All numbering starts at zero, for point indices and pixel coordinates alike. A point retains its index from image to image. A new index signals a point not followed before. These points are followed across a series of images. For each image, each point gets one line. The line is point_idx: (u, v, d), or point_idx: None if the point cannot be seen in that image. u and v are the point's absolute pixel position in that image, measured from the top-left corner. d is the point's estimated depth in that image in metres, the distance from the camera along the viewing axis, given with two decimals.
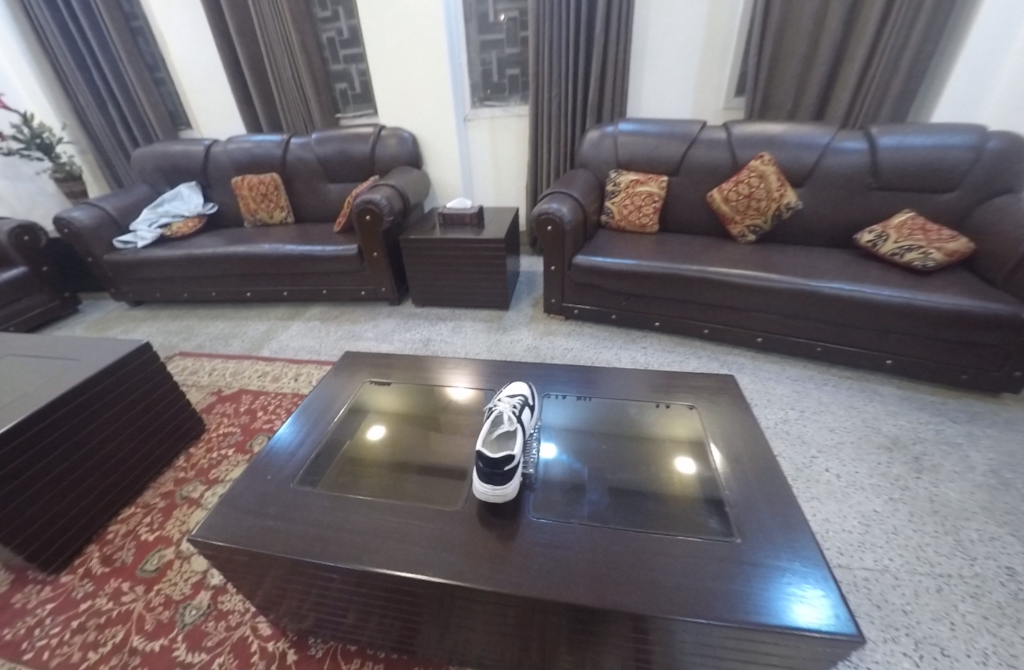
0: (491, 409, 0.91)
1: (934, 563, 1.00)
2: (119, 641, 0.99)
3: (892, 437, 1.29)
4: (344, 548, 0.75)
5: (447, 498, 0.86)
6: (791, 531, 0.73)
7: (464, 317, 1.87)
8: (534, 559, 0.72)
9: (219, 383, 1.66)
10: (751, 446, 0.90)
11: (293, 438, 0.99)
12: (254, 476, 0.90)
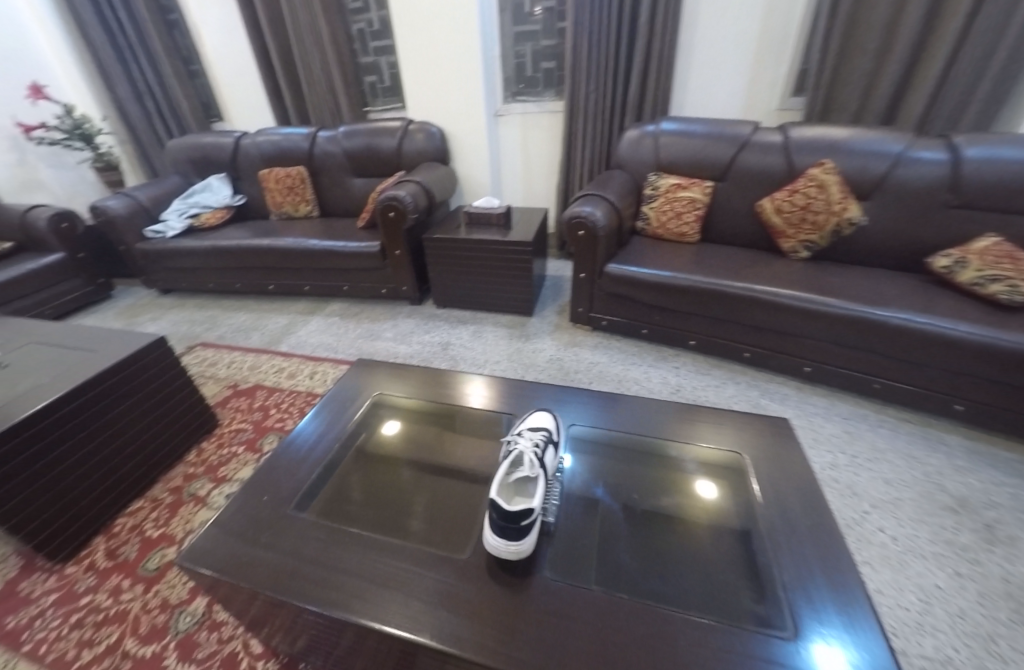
0: (510, 447, 0.82)
1: (1008, 661, 0.86)
2: (113, 643, 0.95)
3: (960, 498, 1.14)
4: (338, 595, 0.68)
5: (454, 541, 0.78)
6: (856, 634, 0.62)
7: (485, 321, 1.80)
8: (544, 637, 0.63)
9: (236, 377, 1.64)
10: (810, 509, 0.78)
11: (309, 441, 0.97)
12: (250, 494, 0.84)
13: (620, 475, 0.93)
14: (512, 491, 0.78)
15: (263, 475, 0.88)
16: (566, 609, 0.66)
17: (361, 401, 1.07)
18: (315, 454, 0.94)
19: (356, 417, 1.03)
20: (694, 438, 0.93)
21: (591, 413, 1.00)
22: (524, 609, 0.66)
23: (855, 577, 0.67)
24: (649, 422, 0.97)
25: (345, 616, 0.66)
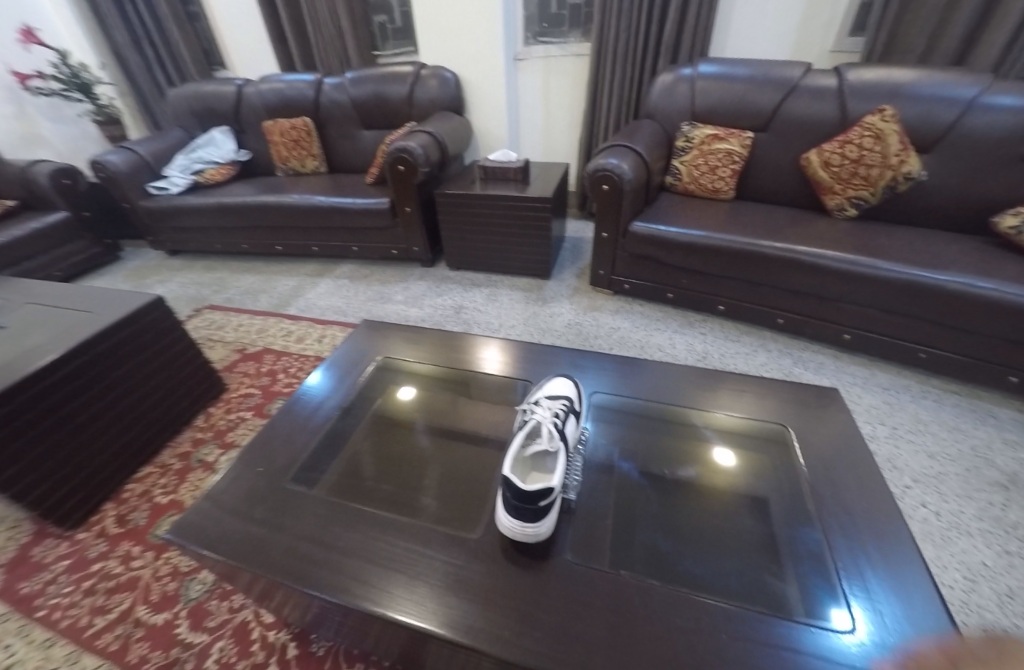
0: (526, 417, 0.75)
1: None
2: (125, 610, 0.94)
3: (1010, 474, 1.05)
4: (338, 574, 0.64)
5: (466, 518, 0.73)
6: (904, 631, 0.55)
7: (501, 284, 1.71)
8: (555, 620, 0.58)
9: (243, 341, 1.59)
10: (868, 490, 0.70)
11: (314, 402, 0.92)
12: (249, 462, 0.80)
13: (645, 448, 0.86)
14: (526, 463, 0.72)
15: (265, 439, 0.84)
16: (588, 592, 0.61)
17: (368, 363, 1.01)
18: (321, 417, 0.89)
19: (362, 378, 0.98)
20: (727, 406, 0.85)
21: (614, 382, 0.92)
22: (540, 595, 0.61)
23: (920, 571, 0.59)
24: (677, 390, 0.89)
25: (346, 599, 0.61)
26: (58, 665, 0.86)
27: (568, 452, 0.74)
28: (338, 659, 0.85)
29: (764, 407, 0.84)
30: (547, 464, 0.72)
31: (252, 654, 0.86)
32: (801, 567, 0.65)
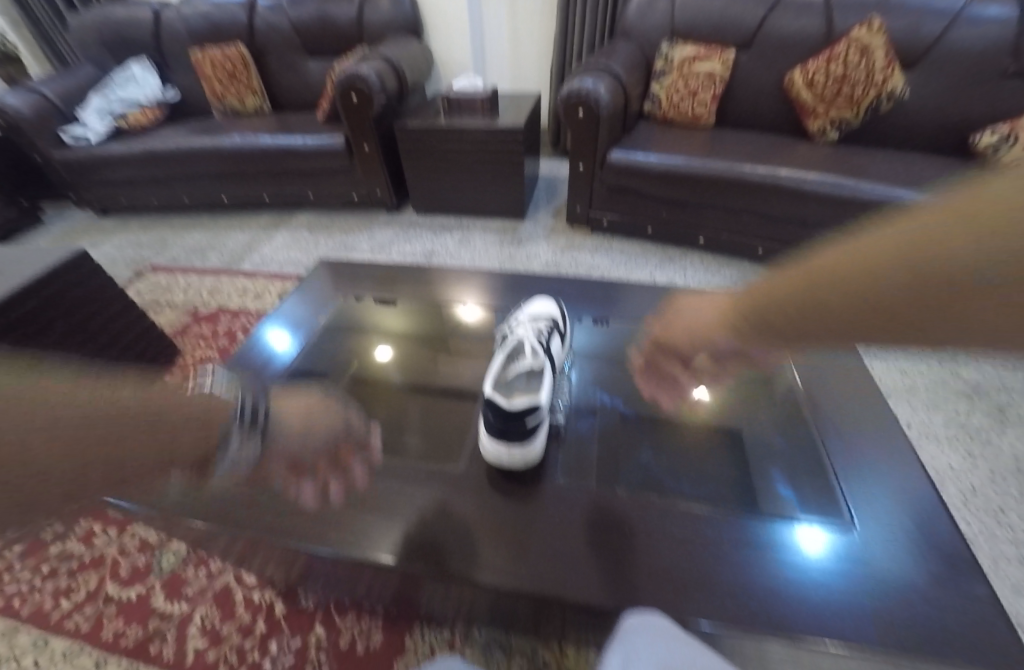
0: (508, 335, 0.72)
1: (1014, 528, 0.92)
2: (92, 590, 0.87)
3: (975, 386, 1.19)
4: (317, 524, 0.59)
5: (449, 450, 0.71)
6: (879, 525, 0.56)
7: (473, 227, 1.62)
8: (537, 539, 0.57)
9: (195, 302, 1.46)
10: (861, 411, 0.71)
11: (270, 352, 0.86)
12: (209, 410, 0.74)
13: (637, 387, 0.82)
14: (513, 384, 0.68)
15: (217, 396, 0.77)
16: (582, 515, 0.60)
17: (329, 310, 0.97)
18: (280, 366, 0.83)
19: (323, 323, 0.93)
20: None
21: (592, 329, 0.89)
22: (528, 523, 0.59)
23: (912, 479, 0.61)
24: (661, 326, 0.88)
25: (322, 548, 0.57)
26: (25, 654, 0.80)
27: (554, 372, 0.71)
28: (328, 612, 0.83)
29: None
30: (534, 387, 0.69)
31: (237, 616, 0.83)
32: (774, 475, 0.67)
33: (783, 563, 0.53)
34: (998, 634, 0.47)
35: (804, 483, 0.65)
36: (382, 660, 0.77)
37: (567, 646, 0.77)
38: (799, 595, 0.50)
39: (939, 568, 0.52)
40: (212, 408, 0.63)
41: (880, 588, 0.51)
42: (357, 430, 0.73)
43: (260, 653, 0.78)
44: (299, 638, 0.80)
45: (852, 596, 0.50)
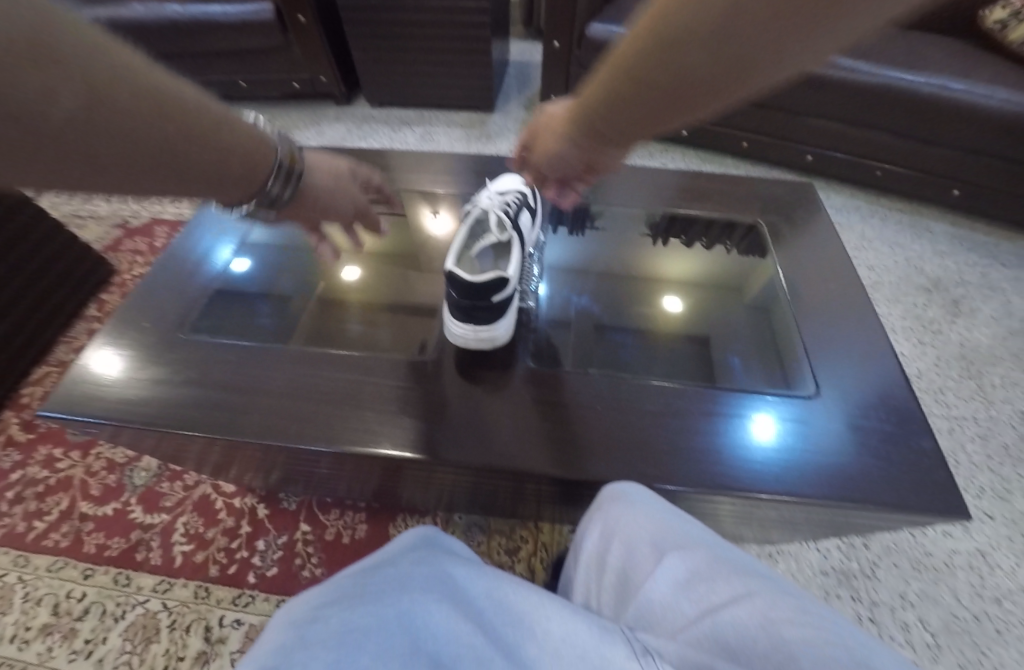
0: (473, 208, 0.69)
1: (952, 406, 1.00)
2: (66, 510, 0.86)
3: (934, 278, 1.23)
4: (288, 423, 0.57)
5: (416, 345, 0.70)
6: (830, 392, 0.60)
7: (435, 122, 1.48)
8: (508, 418, 0.58)
9: (123, 215, 1.39)
10: (840, 294, 0.71)
11: (205, 243, 0.82)
12: (149, 312, 0.71)
13: (604, 291, 0.82)
14: (476, 261, 0.68)
15: (149, 287, 0.74)
16: (557, 397, 0.60)
17: None
18: (217, 262, 0.80)
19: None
20: (679, 252, 0.86)
21: (567, 240, 0.87)
22: (504, 406, 0.59)
23: (878, 355, 0.63)
24: (633, 235, 0.87)
25: (296, 445, 0.56)
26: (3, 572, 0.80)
27: (523, 250, 0.70)
28: (312, 510, 0.86)
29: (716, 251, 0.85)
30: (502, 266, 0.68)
31: (220, 522, 0.84)
32: (735, 357, 0.70)
33: (738, 429, 0.56)
34: (934, 483, 0.51)
35: (754, 366, 0.68)
36: (368, 548, 0.81)
37: (543, 526, 0.82)
38: (746, 455, 0.54)
39: (887, 428, 0.56)
40: (253, 154, 0.48)
41: (819, 447, 0.54)
42: (330, 336, 0.74)
43: (248, 551, 0.81)
44: (285, 536, 0.83)
45: (795, 454, 0.54)
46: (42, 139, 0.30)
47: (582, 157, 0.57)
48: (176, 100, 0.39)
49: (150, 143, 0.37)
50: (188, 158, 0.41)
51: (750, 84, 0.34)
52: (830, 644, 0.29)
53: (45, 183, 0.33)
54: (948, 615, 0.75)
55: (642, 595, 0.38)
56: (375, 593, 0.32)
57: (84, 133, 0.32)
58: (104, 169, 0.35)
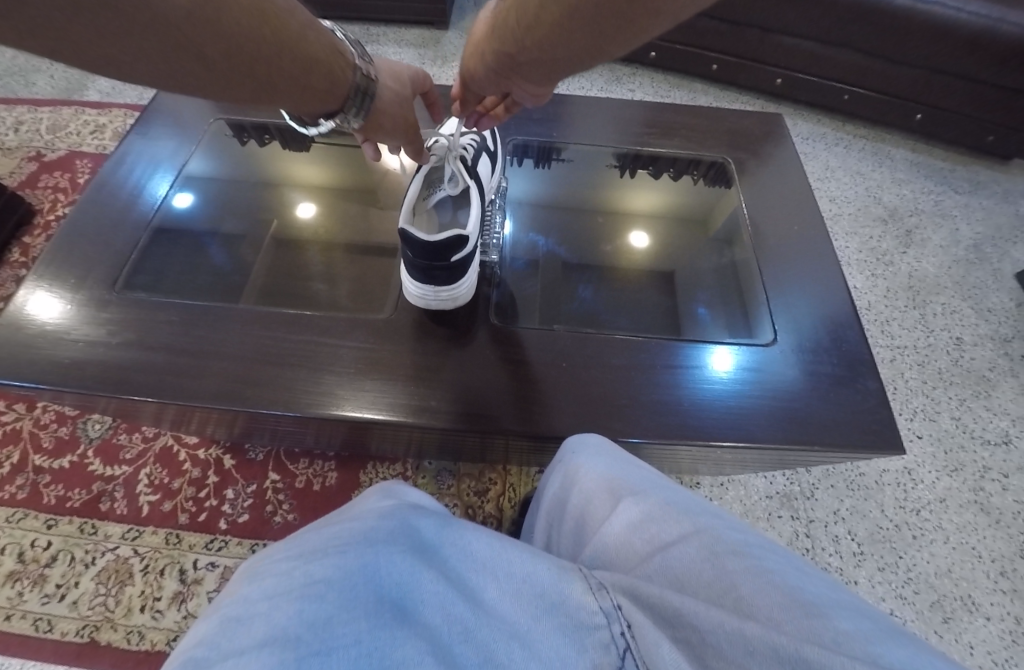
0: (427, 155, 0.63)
1: (895, 336, 1.06)
2: (18, 463, 0.84)
3: (891, 209, 1.25)
4: (239, 383, 0.55)
5: (373, 297, 0.66)
6: (786, 336, 0.61)
7: (383, 42, 1.44)
8: (471, 375, 0.57)
9: (35, 145, 1.23)
10: (803, 234, 0.71)
11: (138, 172, 0.74)
12: (76, 265, 0.64)
13: (569, 234, 0.79)
14: (434, 213, 0.65)
15: (74, 232, 0.67)
16: (522, 354, 0.59)
17: (204, 140, 0.80)
18: (153, 193, 0.72)
19: (201, 140, 0.79)
20: (645, 185, 0.83)
21: (531, 177, 0.82)
22: (465, 363, 0.58)
23: (834, 297, 0.64)
24: (600, 169, 0.82)
25: (250, 407, 0.54)
26: None
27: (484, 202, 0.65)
28: (280, 461, 0.86)
29: (683, 181, 0.82)
30: (460, 218, 0.64)
31: (186, 473, 0.84)
32: (699, 303, 0.71)
33: (698, 378, 0.58)
34: (874, 422, 0.54)
35: (719, 313, 0.69)
36: (339, 494, 0.83)
37: (511, 468, 0.85)
38: (702, 404, 0.56)
39: (838, 371, 0.58)
40: (335, 71, 0.48)
41: (770, 390, 0.57)
42: (278, 287, 0.69)
43: (218, 500, 0.82)
44: (254, 485, 0.83)
45: (746, 397, 0.56)
46: (147, 25, 0.33)
47: (495, 83, 0.56)
48: (273, 6, 0.40)
49: (242, 46, 0.38)
50: (272, 63, 0.41)
51: (659, 22, 0.36)
52: (768, 568, 0.32)
53: (156, 75, 0.36)
54: (873, 526, 0.84)
55: (601, 536, 0.40)
56: (337, 544, 0.27)
57: (186, 25, 0.34)
58: (201, 68, 0.37)
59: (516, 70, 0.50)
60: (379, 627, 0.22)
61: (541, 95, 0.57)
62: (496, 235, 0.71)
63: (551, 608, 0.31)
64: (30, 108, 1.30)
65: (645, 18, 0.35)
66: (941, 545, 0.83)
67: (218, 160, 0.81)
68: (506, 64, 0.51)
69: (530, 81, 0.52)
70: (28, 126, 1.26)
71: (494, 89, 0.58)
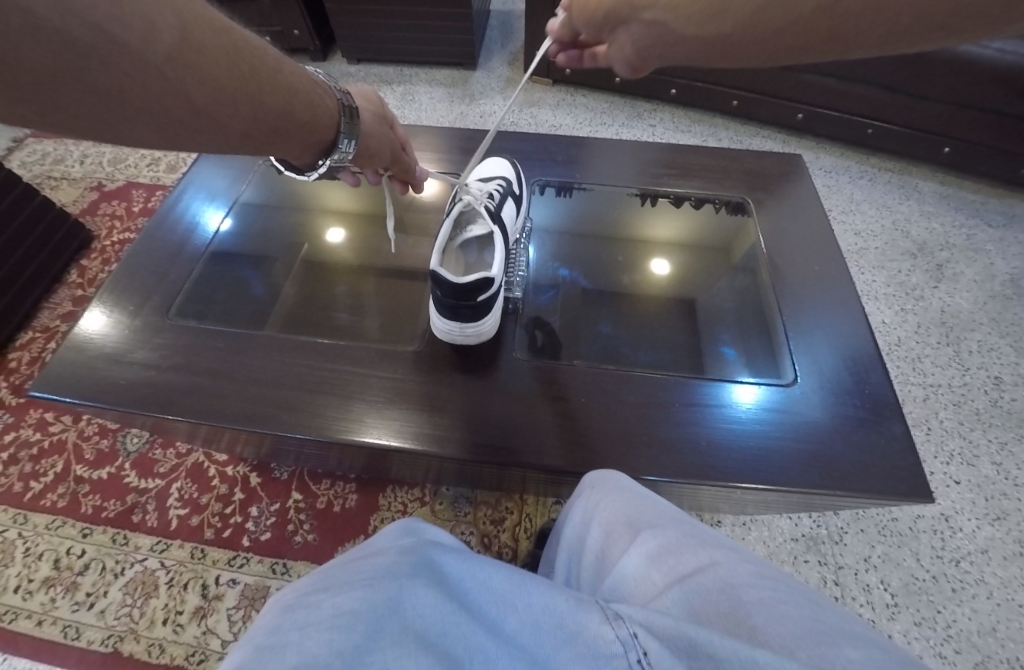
0: (456, 203, 0.66)
1: (928, 373, 1.03)
2: (61, 472, 0.88)
3: (920, 243, 1.23)
4: (269, 408, 0.58)
5: (398, 328, 0.69)
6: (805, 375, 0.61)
7: (417, 82, 1.53)
8: (491, 408, 0.58)
9: (98, 176, 1.33)
10: (823, 271, 0.71)
11: (193, 208, 0.80)
12: (133, 293, 0.68)
13: (590, 266, 0.81)
14: (461, 254, 0.67)
15: (135, 263, 0.72)
16: (540, 388, 0.60)
17: (252, 177, 0.85)
18: (205, 228, 0.78)
19: (252, 176, 0.85)
20: (665, 213, 0.84)
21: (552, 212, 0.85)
22: (484, 395, 0.59)
23: (856, 336, 0.64)
24: (621, 199, 0.84)
25: (276, 431, 0.56)
26: (5, 527, 0.83)
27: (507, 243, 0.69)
28: (304, 481, 0.88)
29: (705, 209, 0.82)
30: (485, 258, 0.67)
31: (214, 489, 0.87)
32: (723, 336, 0.71)
33: (718, 417, 0.57)
34: (900, 468, 0.53)
35: (740, 351, 0.69)
36: (358, 517, 0.84)
37: (528, 498, 0.85)
38: (724, 443, 0.55)
39: (861, 415, 0.57)
40: (316, 101, 0.50)
41: (793, 430, 0.56)
42: (311, 315, 0.73)
43: (242, 517, 0.84)
44: (277, 503, 0.85)
45: (768, 435, 0.56)
46: (137, 81, 0.34)
47: (600, 25, 0.55)
48: (251, 49, 0.42)
49: (230, 91, 0.40)
50: (264, 107, 0.43)
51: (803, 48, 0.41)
52: (781, 601, 0.32)
53: (148, 132, 0.37)
54: (908, 576, 0.80)
55: (617, 570, 0.40)
56: (363, 577, 0.28)
57: (175, 75, 0.35)
58: (195, 118, 0.38)
59: (633, 18, 0.51)
60: (402, 654, 0.23)
61: (638, 66, 0.55)
62: (518, 271, 0.74)
63: (568, 638, 0.31)
64: (96, 143, 1.42)
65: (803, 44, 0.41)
66: (984, 601, 0.78)
67: (264, 193, 0.86)
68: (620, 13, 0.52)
69: (634, 40, 0.52)
70: (93, 159, 1.38)
71: (595, 34, 0.57)
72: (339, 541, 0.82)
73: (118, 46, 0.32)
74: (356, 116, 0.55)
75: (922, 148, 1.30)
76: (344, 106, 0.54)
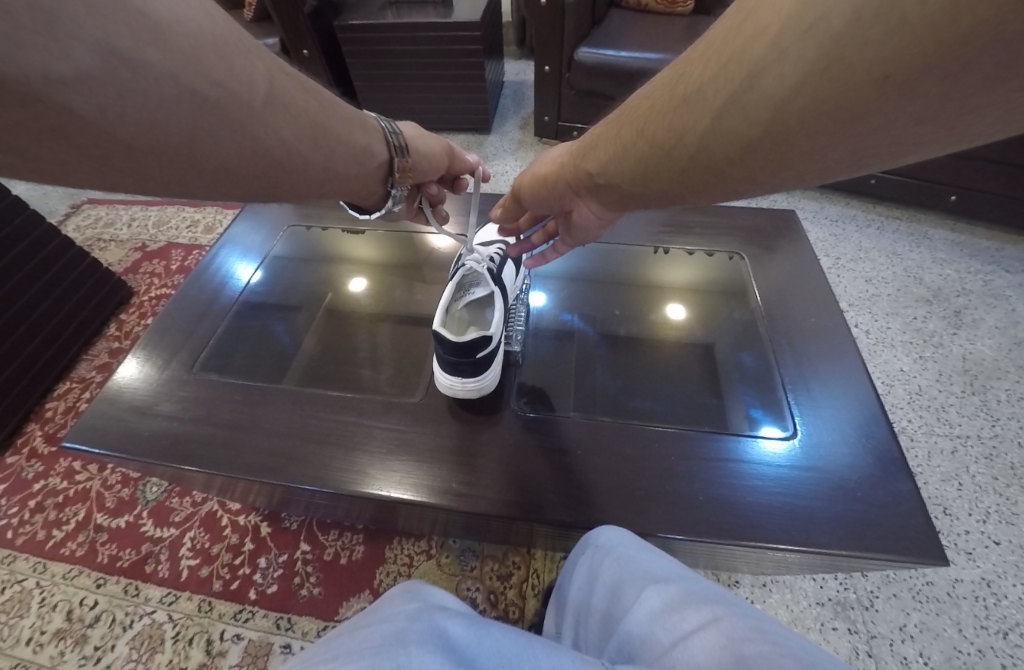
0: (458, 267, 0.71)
1: (954, 424, 0.99)
2: (82, 520, 0.91)
3: (935, 289, 1.22)
4: (280, 460, 0.60)
5: (408, 379, 0.71)
6: (809, 428, 0.60)
7: None
8: (493, 463, 0.59)
9: (141, 238, 1.45)
10: (822, 321, 0.72)
11: (224, 268, 0.85)
12: (166, 349, 0.73)
13: (594, 316, 0.84)
14: (464, 315, 0.70)
15: (169, 320, 0.77)
16: (544, 442, 0.61)
17: (282, 235, 0.91)
18: (237, 280, 0.83)
19: (281, 233, 0.91)
20: (677, 263, 0.86)
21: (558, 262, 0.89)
22: (486, 444, 0.61)
23: (861, 387, 0.63)
24: (633, 251, 0.86)
25: (286, 483, 0.58)
26: (26, 576, 0.85)
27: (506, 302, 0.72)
28: (312, 530, 0.88)
29: (716, 259, 0.84)
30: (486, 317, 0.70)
31: (225, 538, 0.88)
32: (733, 385, 0.71)
33: (725, 472, 0.57)
34: (917, 529, 0.51)
35: (754, 399, 0.68)
36: (364, 570, 0.83)
37: (535, 552, 0.83)
38: (732, 501, 0.54)
39: (870, 471, 0.55)
40: (365, 124, 0.55)
41: (808, 493, 0.54)
42: (326, 368, 0.76)
43: (250, 568, 0.84)
44: (285, 554, 0.85)
45: (779, 495, 0.54)
46: (232, 125, 0.37)
47: (558, 204, 0.58)
48: (314, 91, 0.47)
49: (307, 126, 0.44)
50: (332, 136, 0.49)
51: (817, 145, 0.28)
52: (791, 655, 0.30)
53: (225, 183, 0.40)
54: (950, 649, 0.74)
55: (623, 627, 0.39)
56: (373, 646, 0.28)
57: (270, 121, 0.40)
58: (285, 157, 0.43)
59: (591, 189, 0.50)
60: None
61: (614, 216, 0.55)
62: (521, 322, 0.76)
63: None
64: (141, 208, 1.55)
65: (812, 132, 0.27)
66: None
67: (293, 249, 0.92)
68: (584, 178, 0.49)
69: (600, 202, 0.51)
70: (138, 223, 1.50)
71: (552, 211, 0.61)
72: (345, 595, 0.81)
73: (198, 95, 0.34)
74: (406, 154, 0.60)
75: (930, 198, 1.32)
76: (395, 146, 0.59)
